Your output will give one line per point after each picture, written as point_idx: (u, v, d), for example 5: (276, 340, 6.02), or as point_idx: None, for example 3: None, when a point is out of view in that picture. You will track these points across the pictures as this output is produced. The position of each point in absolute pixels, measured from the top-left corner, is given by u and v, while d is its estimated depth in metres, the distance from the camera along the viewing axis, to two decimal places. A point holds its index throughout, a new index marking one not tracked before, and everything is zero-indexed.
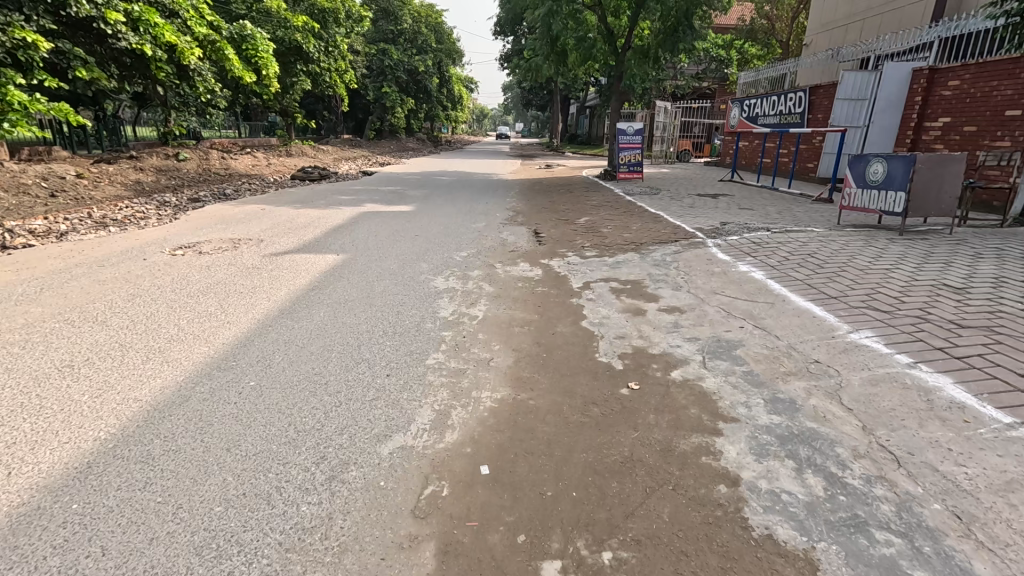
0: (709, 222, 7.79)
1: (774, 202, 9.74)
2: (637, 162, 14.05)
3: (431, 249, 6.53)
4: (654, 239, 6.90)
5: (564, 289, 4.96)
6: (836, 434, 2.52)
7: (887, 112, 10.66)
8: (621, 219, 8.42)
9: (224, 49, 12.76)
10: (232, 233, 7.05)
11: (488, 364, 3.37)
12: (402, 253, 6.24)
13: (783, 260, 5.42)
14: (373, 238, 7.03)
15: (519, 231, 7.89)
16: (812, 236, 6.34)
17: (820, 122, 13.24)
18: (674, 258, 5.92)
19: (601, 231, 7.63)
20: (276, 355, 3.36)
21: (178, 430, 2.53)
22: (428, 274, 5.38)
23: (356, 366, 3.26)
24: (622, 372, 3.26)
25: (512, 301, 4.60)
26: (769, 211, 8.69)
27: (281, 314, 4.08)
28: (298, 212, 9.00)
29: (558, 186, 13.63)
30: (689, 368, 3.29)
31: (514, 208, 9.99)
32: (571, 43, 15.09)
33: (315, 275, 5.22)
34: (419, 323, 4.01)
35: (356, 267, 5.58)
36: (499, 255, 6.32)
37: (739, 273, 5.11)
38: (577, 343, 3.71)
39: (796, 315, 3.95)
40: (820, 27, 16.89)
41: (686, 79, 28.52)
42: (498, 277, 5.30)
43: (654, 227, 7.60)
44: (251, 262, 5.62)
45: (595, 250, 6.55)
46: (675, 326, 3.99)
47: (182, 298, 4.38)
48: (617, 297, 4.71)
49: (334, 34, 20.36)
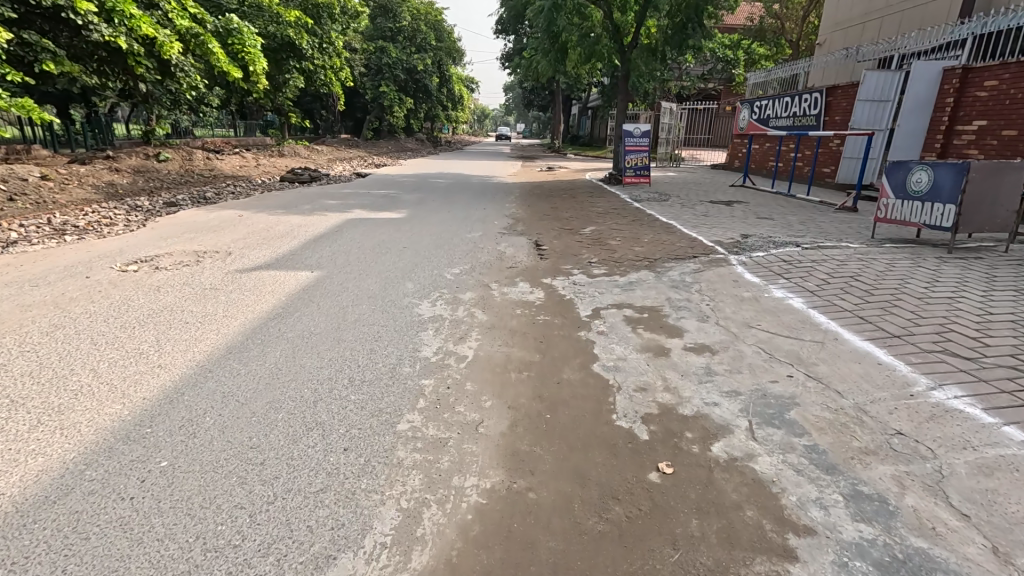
0: (728, 234, 7.07)
1: (793, 211, 9.03)
2: (644, 165, 13.33)
3: (419, 264, 5.81)
4: (669, 253, 6.19)
5: (569, 318, 4.24)
6: (960, 562, 1.80)
7: (914, 114, 9.92)
8: (630, 229, 7.71)
9: (207, 43, 12.05)
10: (198, 243, 6.34)
11: (475, 431, 2.63)
12: (385, 269, 5.52)
13: (822, 283, 4.70)
14: (355, 251, 6.30)
15: (518, 243, 7.16)
16: (849, 252, 5.63)
17: (838, 124, 12.53)
18: (695, 278, 5.21)
19: (609, 243, 6.91)
20: (204, 419, 2.63)
21: (34, 554, 1.80)
22: (412, 296, 4.66)
23: (306, 436, 2.54)
24: (648, 445, 2.54)
25: (509, 335, 3.88)
26: (791, 222, 7.99)
27: (227, 355, 3.35)
28: (279, 218, 8.27)
29: (560, 190, 12.92)
30: (735, 440, 2.56)
31: (513, 215, 9.27)
32: (574, 40, 14.41)
33: (280, 298, 4.49)
34: (393, 367, 3.28)
35: (331, 287, 4.85)
36: (495, 273, 5.60)
37: (774, 300, 4.38)
38: (588, 396, 2.98)
39: (857, 361, 3.23)
40: (834, 27, 16.19)
41: (692, 79, 27.83)
42: (494, 302, 4.58)
43: (667, 239, 6.88)
44: (210, 281, 4.89)
45: (603, 266, 5.84)
46: (707, 373, 3.26)
47: (113, 330, 3.67)
48: (633, 330, 3.98)
49: (330, 30, 19.64)
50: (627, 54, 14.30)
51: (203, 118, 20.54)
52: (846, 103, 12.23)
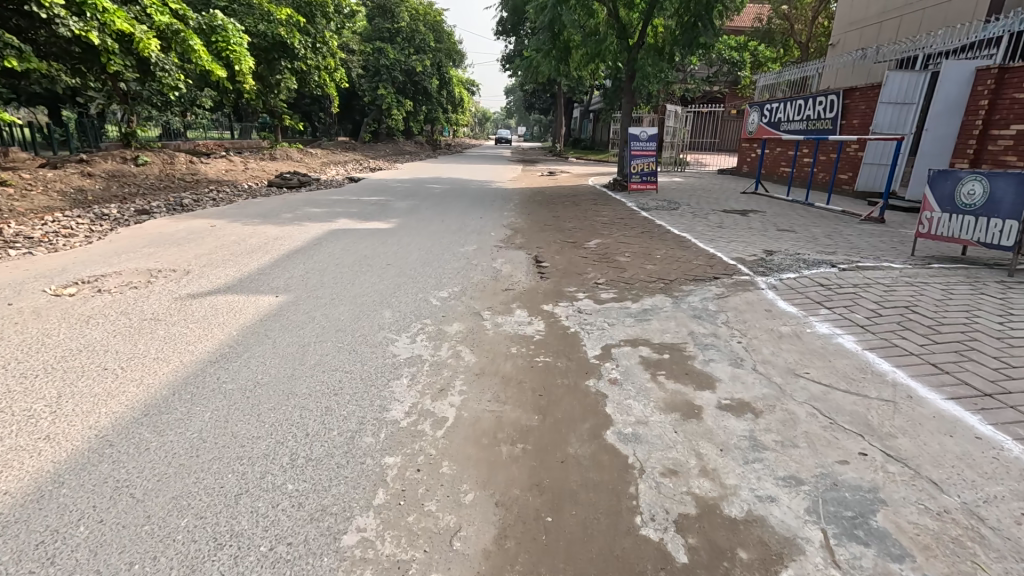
0: (750, 250, 6.36)
1: (815, 222, 8.33)
2: (651, 171, 12.60)
3: (402, 286, 5.10)
4: (686, 273, 5.48)
5: (574, 360, 3.53)
6: None
7: (945, 117, 9.21)
8: (640, 243, 7.00)
9: (188, 39, 11.34)
10: (155, 260, 5.63)
11: (448, 549, 1.92)
12: (363, 293, 4.81)
13: (874, 315, 3.98)
14: (331, 268, 5.58)
15: (516, 259, 6.45)
16: (895, 275, 4.91)
17: (857, 128, 11.83)
18: (720, 306, 4.49)
19: (617, 260, 6.20)
20: (75, 532, 1.91)
21: None
22: (389, 329, 3.96)
23: (212, 559, 1.83)
24: (689, 573, 1.81)
25: (501, 385, 3.16)
26: (817, 235, 7.28)
27: (142, 420, 2.63)
28: (255, 229, 7.57)
29: (561, 197, 12.22)
30: (808, 566, 1.83)
31: (512, 225, 8.55)
32: (577, 40, 13.76)
33: (231, 333, 3.77)
34: (350, 439, 2.56)
35: (294, 317, 4.14)
36: (488, 297, 4.89)
37: (821, 338, 3.66)
38: (602, 485, 2.27)
39: (944, 433, 2.50)
40: (848, 27, 15.55)
41: (696, 82, 27.21)
42: (486, 337, 3.87)
43: (682, 256, 6.16)
44: (153, 310, 4.17)
45: (612, 288, 5.13)
46: (754, 446, 2.54)
47: (8, 381, 2.95)
48: (653, 378, 3.27)
49: (323, 30, 18.95)
50: (632, 55, 13.64)
51: (194, 120, 19.87)
52: (865, 106, 11.54)
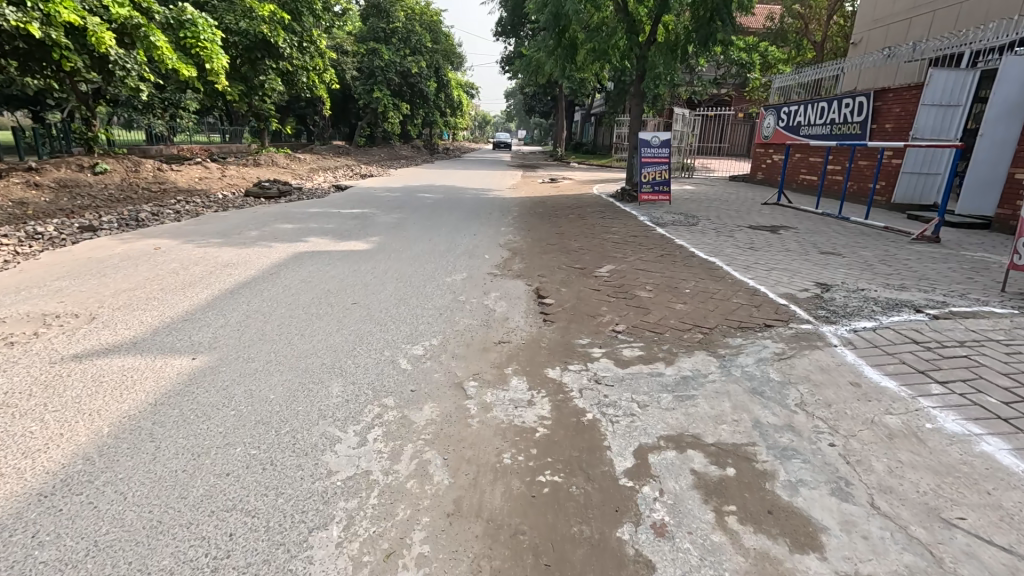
0: (797, 282, 5.24)
1: (859, 243, 7.23)
2: (663, 179, 11.47)
3: (366, 338, 3.95)
4: (729, 318, 4.36)
5: (595, 481, 2.38)
6: None
7: (1004, 120, 8.09)
8: (662, 270, 5.89)
9: (151, 35, 10.19)
10: (58, 300, 4.47)
11: None
12: (309, 351, 3.66)
13: (1015, 400, 2.84)
14: (279, 311, 4.43)
15: (514, 292, 5.32)
16: (1006, 326, 3.78)
17: (890, 132, 10.76)
18: (788, 374, 3.34)
19: (638, 295, 5.07)
20: None
21: None
22: (331, 421, 2.81)
23: None
24: None
25: (484, 544, 2.00)
26: (870, 261, 6.16)
27: None
28: (207, 251, 6.43)
29: (566, 208, 11.15)
30: None
31: (510, 245, 7.43)
32: (582, 36, 12.62)
33: (101, 432, 2.61)
34: None
35: (203, 398, 2.98)
36: (476, 354, 3.74)
37: (959, 444, 2.51)
38: None
39: None
40: (871, 24, 14.49)
41: (703, 84, 26.26)
42: (467, 435, 2.72)
43: (717, 291, 5.03)
44: (7, 387, 3.00)
45: (636, 341, 4.01)
46: None
47: None
48: (723, 524, 2.11)
49: (310, 28, 17.86)
50: (642, 52, 12.46)
51: (176, 123, 18.79)
52: (901, 109, 10.45)
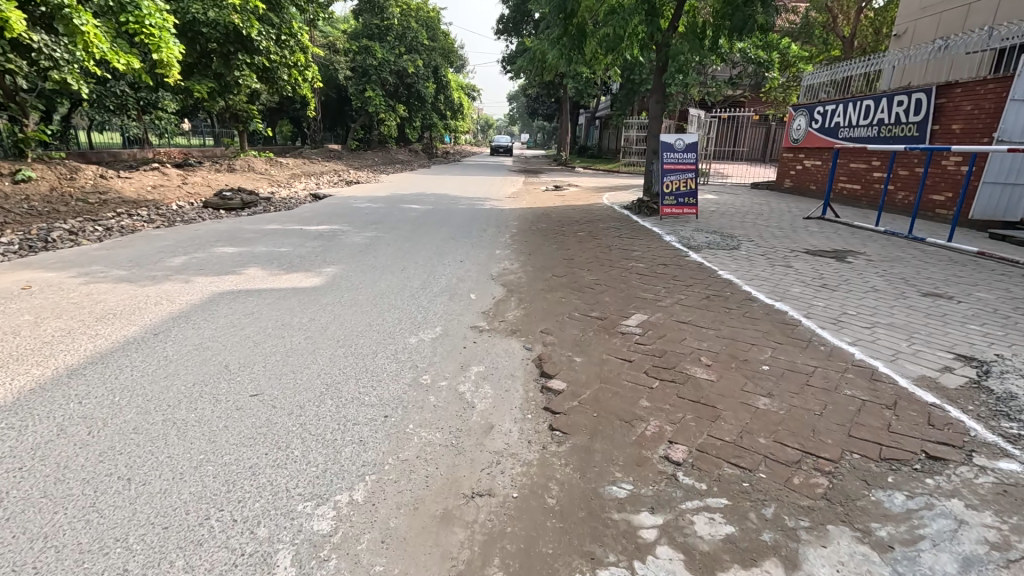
0: (926, 353, 3.52)
1: (961, 278, 5.54)
2: (688, 190, 9.73)
3: (233, 493, 2.22)
4: (858, 434, 2.62)
5: None
6: None
7: None
8: (716, 325, 4.17)
9: (79, 19, 8.53)
10: None
11: None
12: (107, 541, 1.93)
13: None
14: (119, 420, 2.71)
15: (506, 363, 3.62)
16: None
17: (955, 135, 9.08)
18: None
19: (691, 375, 3.35)
20: None
21: None
22: None
23: None
24: None
25: None
26: (1004, 310, 4.45)
27: None
28: (92, 292, 4.75)
29: (575, 222, 9.51)
30: None
31: (506, 278, 5.76)
32: (594, 23, 10.88)
33: None
34: None
35: None
36: (427, 539, 2.01)
37: None
38: None
39: None
40: (919, 12, 12.76)
41: (718, 83, 24.60)
42: None
43: (811, 371, 3.31)
44: None
45: (711, 491, 2.28)
46: None
47: None
48: None
49: (290, 19, 16.12)
50: (664, 41, 10.68)
51: None
52: (972, 107, 8.75)
